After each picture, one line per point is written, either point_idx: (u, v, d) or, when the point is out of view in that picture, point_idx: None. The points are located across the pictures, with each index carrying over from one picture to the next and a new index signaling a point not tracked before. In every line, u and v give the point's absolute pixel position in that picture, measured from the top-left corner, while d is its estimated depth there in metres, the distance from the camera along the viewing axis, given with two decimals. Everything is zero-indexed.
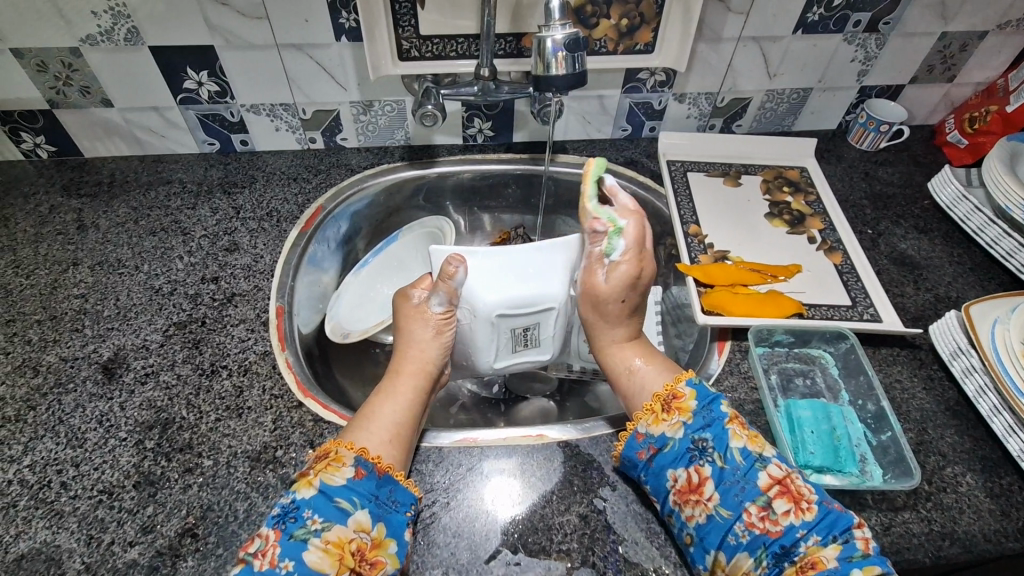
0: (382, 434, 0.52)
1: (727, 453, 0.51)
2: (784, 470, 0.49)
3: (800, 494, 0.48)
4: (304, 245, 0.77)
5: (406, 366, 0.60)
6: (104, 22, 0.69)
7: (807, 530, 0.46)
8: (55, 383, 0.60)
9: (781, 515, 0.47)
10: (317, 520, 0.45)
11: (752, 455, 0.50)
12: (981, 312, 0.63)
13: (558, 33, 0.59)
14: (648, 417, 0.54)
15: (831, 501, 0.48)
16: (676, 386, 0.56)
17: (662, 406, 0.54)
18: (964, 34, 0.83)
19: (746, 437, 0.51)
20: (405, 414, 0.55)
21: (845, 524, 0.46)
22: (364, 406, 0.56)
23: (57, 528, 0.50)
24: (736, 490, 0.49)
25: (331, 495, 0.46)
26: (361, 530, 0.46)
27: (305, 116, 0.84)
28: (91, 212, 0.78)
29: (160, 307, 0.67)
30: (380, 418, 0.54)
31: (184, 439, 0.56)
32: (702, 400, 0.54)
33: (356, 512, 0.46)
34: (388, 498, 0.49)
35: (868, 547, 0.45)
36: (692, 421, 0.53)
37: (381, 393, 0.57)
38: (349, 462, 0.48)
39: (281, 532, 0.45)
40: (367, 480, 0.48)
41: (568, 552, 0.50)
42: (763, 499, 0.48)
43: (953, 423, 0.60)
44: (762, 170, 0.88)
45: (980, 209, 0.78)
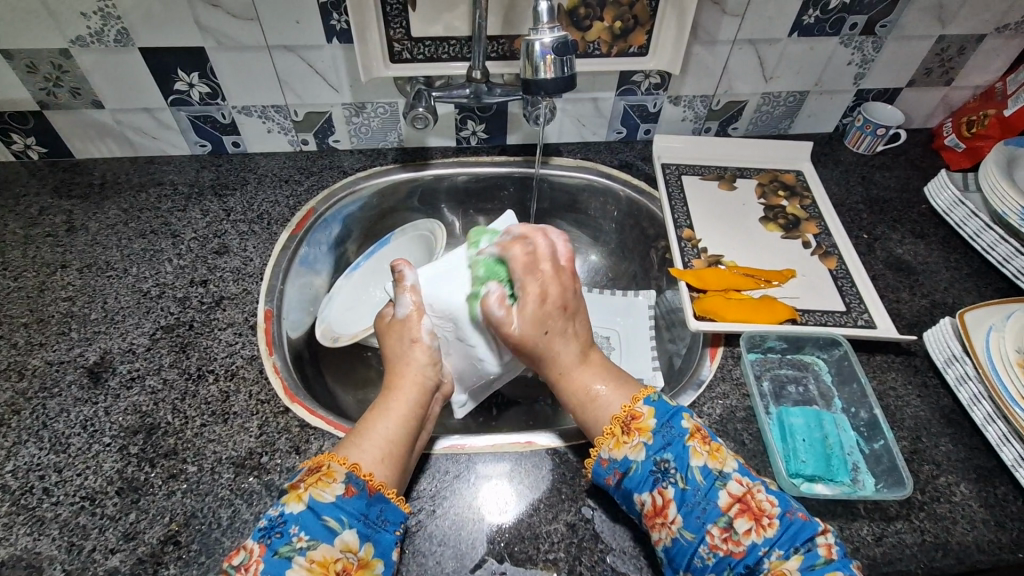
0: (376, 449, 0.51)
1: (689, 473, 0.48)
2: (745, 485, 0.48)
3: (761, 509, 0.47)
4: (295, 248, 0.76)
5: (400, 381, 0.57)
6: (94, 23, 0.69)
7: (771, 546, 0.45)
8: (40, 387, 0.59)
9: (742, 535, 0.46)
10: (302, 538, 0.44)
11: (713, 473, 0.48)
12: (977, 319, 0.62)
13: (547, 35, 0.59)
14: (608, 441, 0.51)
15: (794, 511, 0.47)
16: (633, 407, 0.53)
17: (622, 429, 0.52)
18: (962, 37, 0.83)
19: (707, 454, 0.49)
20: (400, 427, 0.53)
21: (809, 533, 0.46)
22: (358, 423, 0.54)
23: (38, 535, 0.49)
24: (699, 512, 0.47)
25: (319, 513, 0.46)
26: (347, 550, 0.45)
27: (297, 119, 0.83)
28: (81, 213, 0.77)
29: (148, 310, 0.67)
30: (372, 432, 0.52)
31: (169, 444, 0.56)
32: (661, 418, 0.51)
33: (344, 531, 0.46)
34: (377, 517, 0.48)
35: (831, 554, 0.45)
36: (652, 442, 0.50)
37: (375, 409, 0.55)
38: (339, 478, 0.47)
39: (266, 547, 0.44)
40: (357, 499, 0.47)
41: (555, 561, 0.50)
42: (725, 518, 0.46)
43: (947, 431, 0.60)
44: (757, 173, 0.88)
45: (977, 214, 0.77)
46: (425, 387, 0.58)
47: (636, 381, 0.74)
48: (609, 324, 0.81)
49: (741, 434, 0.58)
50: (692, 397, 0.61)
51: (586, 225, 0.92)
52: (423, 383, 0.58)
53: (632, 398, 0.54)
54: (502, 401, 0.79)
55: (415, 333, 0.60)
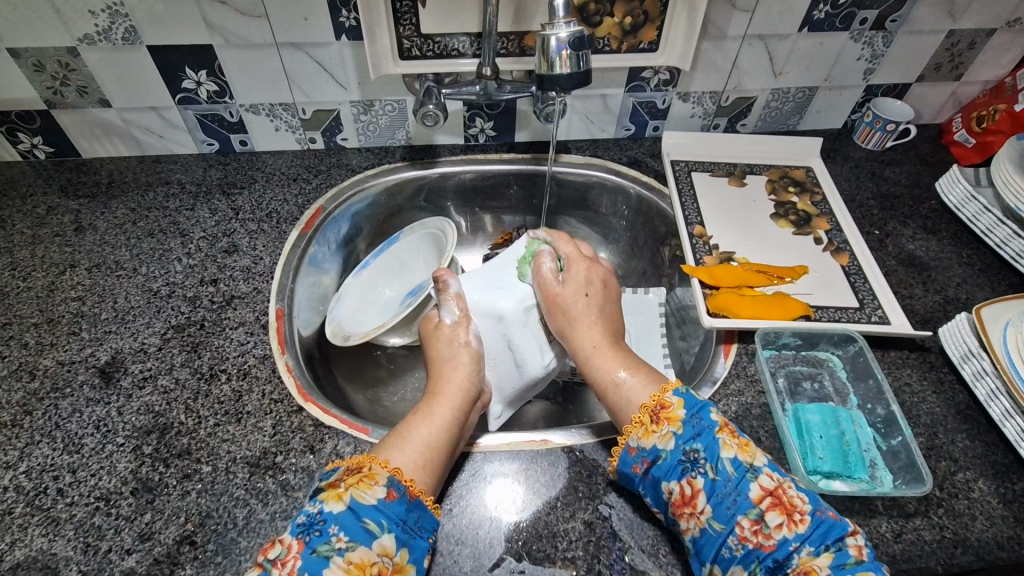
0: (417, 454, 0.51)
1: (719, 463, 0.48)
2: (776, 480, 0.47)
3: (792, 504, 0.46)
4: (304, 247, 0.76)
5: (446, 383, 0.60)
6: (101, 21, 0.68)
7: (801, 541, 0.44)
8: (52, 388, 0.59)
9: (773, 528, 0.45)
10: (341, 538, 0.44)
11: (743, 466, 0.48)
12: (993, 314, 0.62)
13: (563, 30, 0.59)
14: (637, 429, 0.52)
15: (824, 510, 0.46)
16: (664, 397, 0.53)
17: (651, 418, 0.52)
18: (972, 32, 0.82)
19: (737, 446, 0.49)
20: (440, 433, 0.54)
21: (839, 532, 0.45)
22: (401, 424, 0.55)
23: (53, 535, 0.49)
24: (729, 503, 0.47)
25: (360, 514, 0.45)
26: (384, 554, 0.45)
27: (305, 117, 0.83)
28: (89, 213, 0.77)
29: (158, 309, 0.67)
30: (413, 437, 0.53)
31: (183, 444, 0.55)
32: (691, 409, 0.51)
33: (382, 535, 0.45)
34: (414, 524, 0.47)
35: (861, 555, 0.44)
36: (681, 431, 0.50)
37: (418, 412, 0.56)
38: (381, 481, 0.47)
39: (304, 544, 0.44)
40: (397, 503, 0.47)
41: (574, 560, 0.50)
42: (756, 511, 0.46)
43: (964, 427, 0.59)
44: (767, 169, 0.87)
45: (989, 209, 0.77)
46: (469, 389, 0.60)
47: None
48: None
49: (757, 431, 0.58)
50: (707, 394, 0.61)
51: (594, 223, 0.92)
52: (468, 386, 0.60)
53: (661, 388, 0.54)
54: None
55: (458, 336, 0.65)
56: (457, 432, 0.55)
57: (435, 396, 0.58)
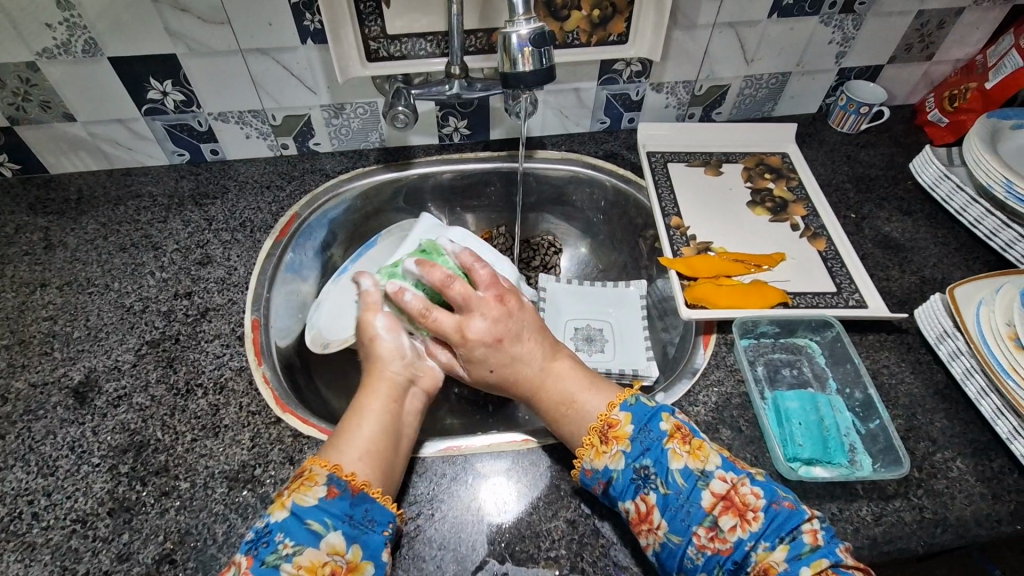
0: (358, 451, 0.50)
1: (669, 477, 0.48)
2: (728, 481, 0.47)
3: (745, 504, 0.46)
4: (279, 255, 0.75)
5: (371, 378, 0.56)
6: (59, 34, 0.67)
7: (755, 540, 0.45)
8: (25, 411, 0.58)
9: (728, 532, 0.45)
10: (288, 544, 0.43)
11: (693, 475, 0.47)
12: (966, 294, 0.62)
13: (523, 27, 0.58)
14: (589, 452, 0.50)
15: (780, 501, 0.46)
16: (609, 414, 0.52)
17: (600, 438, 0.51)
18: (941, 11, 0.82)
19: (687, 454, 0.48)
20: (381, 429, 0.52)
21: (794, 522, 0.45)
22: (337, 427, 0.53)
23: (29, 561, 0.48)
24: (683, 514, 0.46)
25: (303, 517, 0.44)
26: (334, 553, 0.44)
27: (275, 122, 0.82)
28: (59, 230, 0.76)
29: (132, 325, 0.66)
30: (355, 436, 0.51)
31: (160, 461, 0.55)
32: (639, 422, 0.51)
33: (329, 533, 0.44)
34: (364, 518, 0.46)
35: (817, 540, 0.44)
36: (630, 449, 0.49)
37: (351, 410, 0.54)
38: (321, 481, 0.46)
39: (253, 559, 0.42)
40: (340, 500, 0.46)
41: (557, 559, 0.50)
42: (710, 518, 0.46)
43: (942, 407, 0.60)
44: (742, 157, 0.87)
45: (962, 188, 0.77)
46: (401, 382, 0.57)
47: (630, 373, 0.73)
48: (601, 317, 0.81)
49: (737, 421, 0.58)
50: (688, 385, 0.61)
51: (573, 218, 0.91)
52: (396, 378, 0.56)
53: (609, 404, 0.53)
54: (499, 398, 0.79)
55: (370, 332, 0.59)
56: (396, 423, 0.53)
57: (365, 391, 0.55)
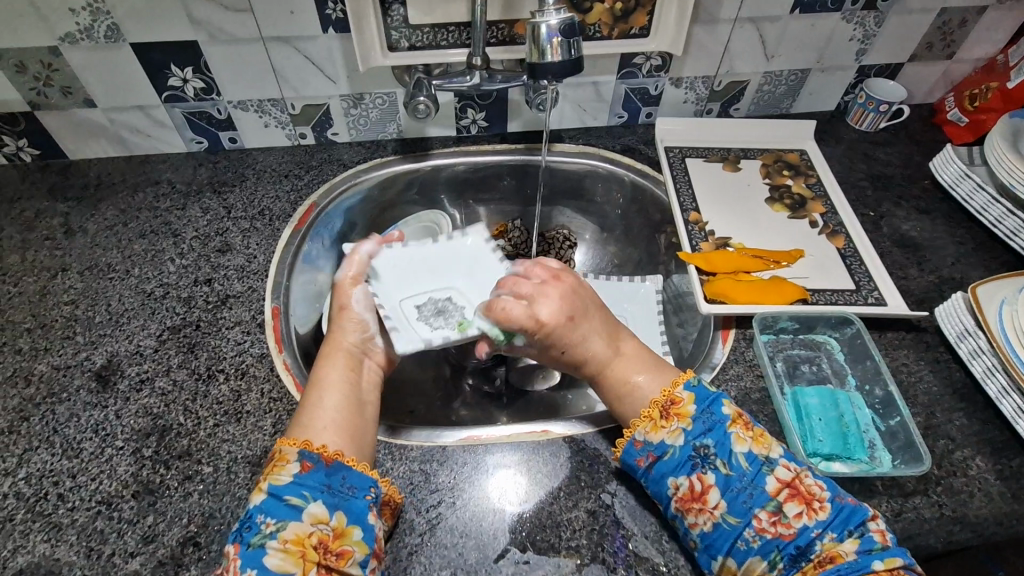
0: (323, 422, 0.51)
1: (732, 459, 0.48)
2: (792, 470, 0.48)
3: (811, 493, 0.46)
4: (298, 244, 0.75)
5: (331, 351, 0.58)
6: (83, 19, 0.67)
7: (822, 529, 0.45)
8: (48, 393, 0.58)
9: (793, 519, 0.45)
10: (270, 523, 0.44)
11: (758, 459, 0.48)
12: (988, 293, 0.62)
13: (553, 17, 0.58)
14: (645, 424, 0.51)
15: (844, 496, 0.47)
16: (673, 392, 0.52)
17: (660, 413, 0.51)
18: (964, 10, 0.82)
19: (751, 439, 0.49)
20: (341, 395, 0.53)
21: (860, 517, 0.46)
22: (301, 403, 0.54)
23: (56, 541, 0.49)
24: (744, 496, 0.47)
25: (281, 495, 0.45)
26: (318, 522, 0.44)
27: (294, 112, 0.82)
28: (79, 215, 0.76)
29: (153, 311, 0.66)
30: (320, 409, 0.52)
31: (183, 446, 0.55)
32: (701, 403, 0.51)
33: (310, 505, 0.45)
34: (342, 486, 0.47)
35: (885, 540, 0.45)
36: (692, 427, 0.50)
37: (313, 384, 0.55)
38: (293, 458, 0.47)
39: (239, 545, 0.43)
40: (315, 471, 0.47)
41: (577, 549, 0.50)
42: (773, 503, 0.46)
43: (961, 405, 0.60)
44: (761, 154, 0.87)
45: (983, 188, 0.77)
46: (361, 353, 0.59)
47: None
48: (617, 310, 0.81)
49: (755, 415, 0.58)
50: (707, 380, 0.61)
51: (589, 212, 0.91)
52: (353, 347, 0.59)
53: (672, 382, 0.53)
54: (513, 390, 0.79)
55: (342, 299, 0.61)
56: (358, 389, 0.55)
57: (324, 365, 0.57)
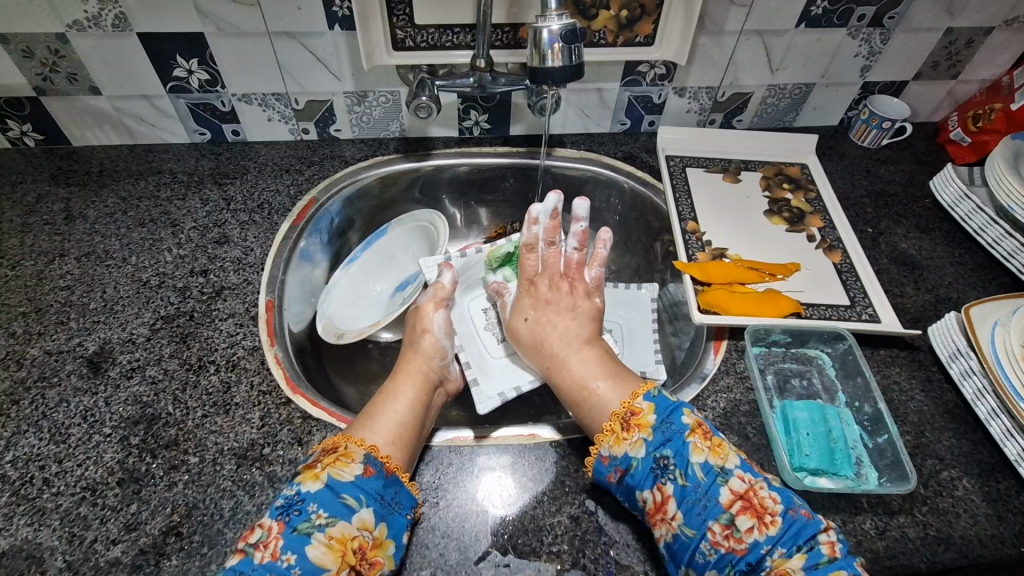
0: (389, 432, 0.53)
1: (690, 469, 0.49)
2: (747, 482, 0.48)
3: (763, 507, 0.47)
4: (295, 239, 0.75)
5: (406, 370, 0.61)
6: (91, 7, 0.67)
7: (772, 544, 0.45)
8: (39, 377, 0.59)
9: (744, 532, 0.46)
10: (321, 515, 0.45)
11: (714, 470, 0.49)
12: (982, 314, 0.62)
13: (555, 22, 0.58)
14: (608, 438, 0.52)
15: (797, 509, 0.47)
16: (633, 403, 0.54)
17: (622, 425, 0.53)
18: (970, 30, 0.82)
19: (708, 450, 0.50)
20: (409, 412, 0.56)
21: (811, 531, 0.46)
22: (368, 408, 0.56)
23: (39, 525, 0.49)
24: (699, 509, 0.47)
25: (338, 491, 0.47)
26: (363, 528, 0.46)
27: (297, 107, 0.82)
28: (79, 201, 0.76)
29: (148, 300, 0.66)
30: (386, 417, 0.54)
31: (170, 435, 0.55)
32: (661, 413, 0.52)
33: (361, 509, 0.47)
34: (393, 498, 0.49)
35: (834, 552, 0.45)
36: (652, 438, 0.51)
37: (384, 395, 0.58)
38: (358, 458, 0.49)
39: (284, 524, 0.45)
40: (375, 478, 0.48)
41: (559, 554, 0.50)
42: (727, 516, 0.47)
43: (951, 426, 0.60)
44: (761, 166, 0.87)
45: (982, 209, 0.77)
46: (431, 380, 0.61)
47: (638, 374, 0.73)
48: (612, 317, 0.81)
49: (744, 428, 0.58)
50: (696, 390, 0.61)
51: (589, 218, 0.91)
52: (427, 372, 0.61)
53: (632, 394, 0.55)
54: None
55: (425, 324, 0.64)
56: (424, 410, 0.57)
57: (398, 380, 0.59)
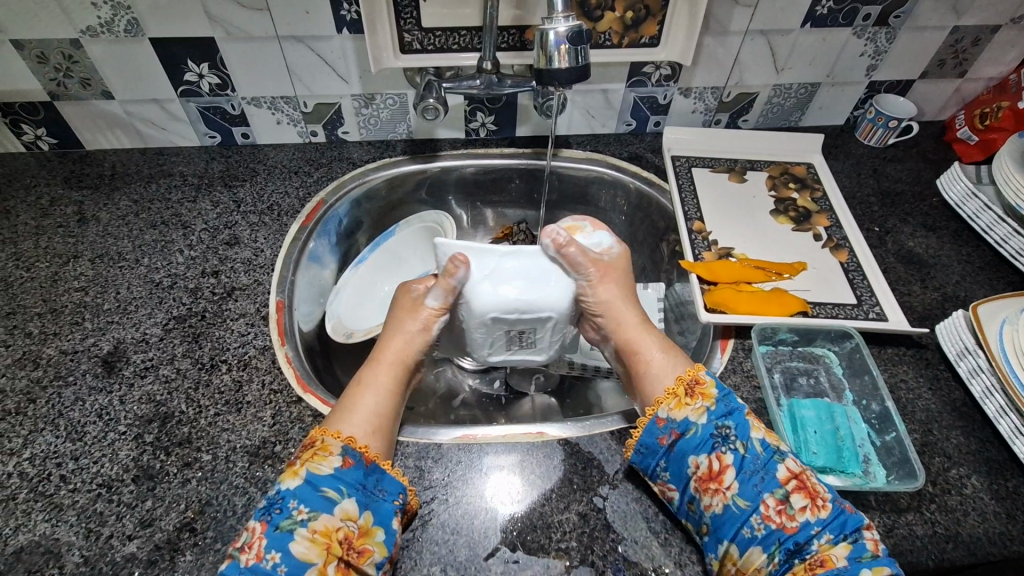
0: (367, 423, 0.52)
1: (749, 442, 0.50)
2: (801, 465, 0.49)
3: (816, 491, 0.48)
4: (304, 240, 0.76)
5: (381, 353, 0.59)
6: (104, 13, 0.69)
7: (822, 527, 0.46)
8: (55, 376, 0.60)
9: (798, 511, 0.47)
10: (303, 511, 0.45)
11: (772, 448, 0.50)
12: (989, 312, 0.62)
13: (561, 25, 0.58)
14: (670, 401, 0.53)
15: (841, 501, 0.48)
16: (697, 373, 0.55)
17: (685, 391, 0.53)
18: (976, 28, 0.82)
19: (765, 430, 0.51)
20: (386, 400, 0.55)
21: (855, 524, 0.46)
22: (343, 395, 0.55)
23: (56, 521, 0.50)
24: (756, 480, 0.48)
25: (318, 485, 0.46)
26: (347, 519, 0.46)
27: (306, 110, 0.83)
28: (93, 204, 0.78)
29: (160, 300, 0.67)
30: (362, 406, 0.53)
31: (183, 433, 0.56)
32: (724, 389, 0.53)
33: (343, 500, 0.46)
34: (375, 487, 0.48)
35: (877, 549, 0.45)
36: (715, 407, 0.52)
37: (358, 382, 0.56)
38: (335, 451, 0.48)
39: (267, 524, 0.45)
40: (354, 469, 0.48)
41: (567, 550, 0.50)
42: (782, 492, 0.48)
43: (959, 424, 0.60)
44: (767, 165, 0.87)
45: (990, 207, 0.77)
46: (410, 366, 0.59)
47: None
48: None
49: None
50: None
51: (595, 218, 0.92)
52: (405, 355, 0.59)
53: (689, 367, 0.56)
54: (512, 392, 0.79)
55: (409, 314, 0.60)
56: (401, 396, 0.57)
57: (374, 365, 0.58)
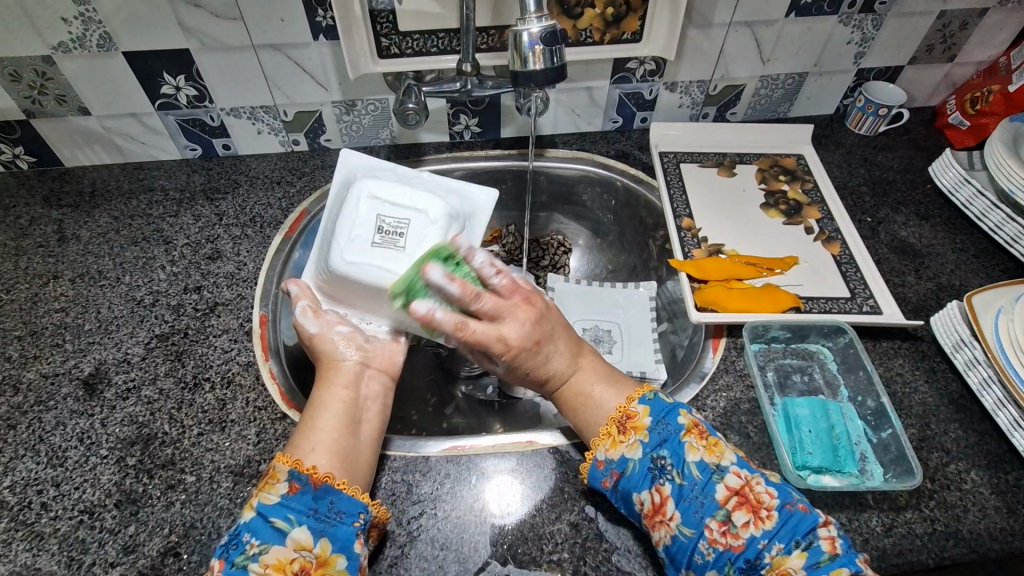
0: (318, 444, 0.49)
1: (686, 468, 0.48)
2: (743, 478, 0.47)
3: (759, 502, 0.46)
4: (288, 251, 0.75)
5: (327, 377, 0.56)
6: (74, 28, 0.67)
7: (769, 539, 0.44)
8: (36, 401, 0.59)
9: (741, 528, 0.45)
10: (254, 544, 0.43)
11: (709, 468, 0.48)
12: (984, 302, 0.61)
13: (534, 25, 0.57)
14: (605, 441, 0.51)
15: (794, 503, 0.46)
16: (629, 405, 0.52)
17: (618, 428, 0.51)
18: (964, 12, 0.80)
19: (704, 448, 0.49)
20: (336, 417, 0.52)
21: (809, 525, 0.44)
22: (299, 425, 0.53)
23: (37, 550, 0.49)
24: (697, 506, 0.46)
25: (268, 516, 0.44)
26: (301, 549, 0.44)
27: (286, 118, 0.82)
28: (72, 222, 0.77)
29: (142, 319, 0.66)
30: (314, 432, 0.51)
31: (167, 455, 0.55)
32: (657, 415, 0.51)
33: (294, 530, 0.44)
34: (330, 511, 0.46)
35: (835, 548, 0.43)
36: (648, 439, 0.50)
37: (309, 410, 0.53)
38: (283, 477, 0.46)
39: (224, 562, 0.43)
40: (302, 494, 0.46)
41: (559, 562, 0.49)
42: (722, 512, 0.46)
43: (957, 417, 0.59)
44: (756, 158, 0.86)
45: (983, 193, 0.75)
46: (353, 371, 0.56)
47: (638, 375, 0.73)
48: (610, 317, 0.81)
49: (745, 427, 0.57)
50: (696, 390, 0.60)
51: (584, 217, 0.91)
52: (348, 370, 0.56)
53: (627, 398, 0.53)
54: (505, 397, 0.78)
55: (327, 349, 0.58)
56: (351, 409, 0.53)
57: (324, 388, 0.55)
